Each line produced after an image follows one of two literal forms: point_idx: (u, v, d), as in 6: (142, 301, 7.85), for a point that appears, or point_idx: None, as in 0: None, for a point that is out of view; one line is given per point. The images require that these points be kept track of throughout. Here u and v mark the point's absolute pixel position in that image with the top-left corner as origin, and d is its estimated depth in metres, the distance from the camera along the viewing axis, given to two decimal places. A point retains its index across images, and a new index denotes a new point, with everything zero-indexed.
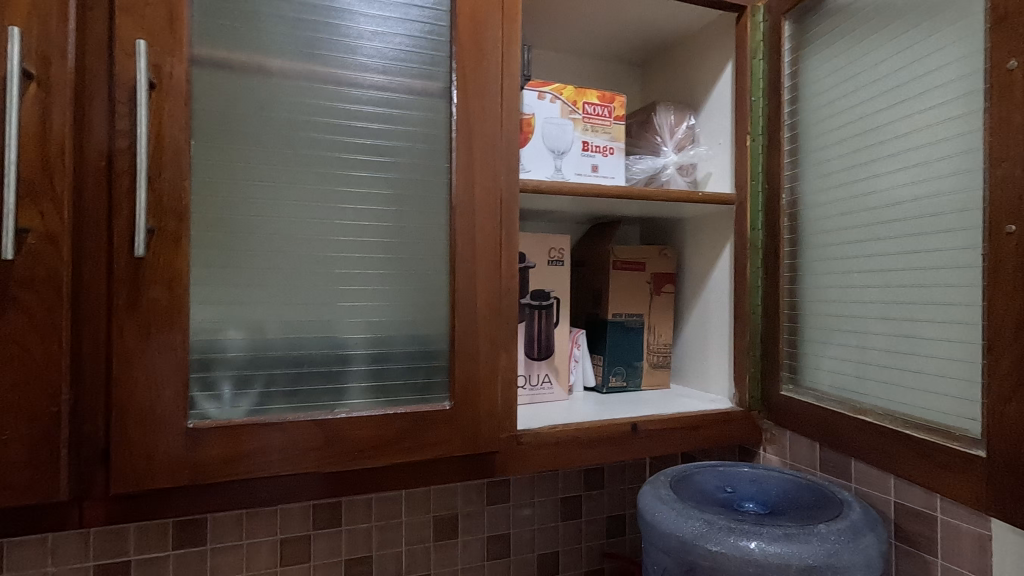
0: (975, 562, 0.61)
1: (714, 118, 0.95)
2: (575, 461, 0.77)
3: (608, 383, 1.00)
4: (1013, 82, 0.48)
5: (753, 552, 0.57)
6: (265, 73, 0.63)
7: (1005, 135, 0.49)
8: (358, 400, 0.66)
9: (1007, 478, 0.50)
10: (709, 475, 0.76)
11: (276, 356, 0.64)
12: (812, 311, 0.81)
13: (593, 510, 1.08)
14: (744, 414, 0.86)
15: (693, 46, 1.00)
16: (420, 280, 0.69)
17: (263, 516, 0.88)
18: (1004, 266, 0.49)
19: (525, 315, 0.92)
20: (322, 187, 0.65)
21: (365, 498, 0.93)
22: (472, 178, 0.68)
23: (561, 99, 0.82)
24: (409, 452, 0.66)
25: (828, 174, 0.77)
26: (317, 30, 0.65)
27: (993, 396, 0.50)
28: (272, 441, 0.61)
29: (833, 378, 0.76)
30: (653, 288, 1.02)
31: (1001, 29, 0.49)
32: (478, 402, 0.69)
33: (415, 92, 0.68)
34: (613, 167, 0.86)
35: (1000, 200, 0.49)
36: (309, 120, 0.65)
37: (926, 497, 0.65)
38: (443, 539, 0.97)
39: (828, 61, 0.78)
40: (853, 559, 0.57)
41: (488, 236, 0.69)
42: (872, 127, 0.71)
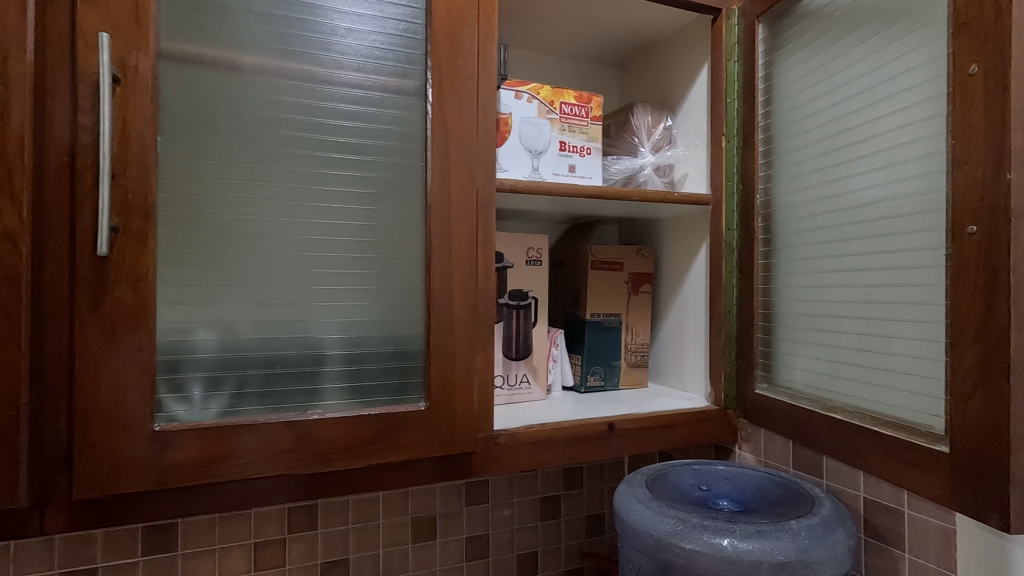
0: (940, 555, 0.62)
1: (690, 119, 0.96)
2: (552, 460, 0.77)
3: (586, 383, 1.00)
4: (974, 86, 0.49)
5: (726, 550, 0.58)
6: (236, 69, 0.62)
7: (967, 138, 0.50)
8: (333, 402, 0.65)
9: (969, 473, 0.51)
10: (685, 474, 0.77)
11: (247, 357, 0.63)
12: (785, 310, 0.82)
13: (572, 510, 1.08)
14: (720, 413, 0.87)
15: (670, 47, 1.01)
16: (396, 280, 0.68)
17: (237, 520, 0.87)
18: (966, 266, 0.50)
19: (503, 316, 0.91)
20: (296, 186, 0.65)
21: (343, 500, 0.92)
22: (448, 177, 0.68)
23: (538, 98, 0.82)
24: (383, 454, 0.65)
25: (800, 176, 0.79)
26: (290, 25, 0.64)
27: (956, 393, 0.51)
28: (242, 444, 0.60)
29: (806, 376, 0.77)
30: (630, 287, 1.03)
31: (963, 34, 0.50)
32: (454, 403, 0.68)
33: (390, 90, 0.68)
34: (591, 168, 0.86)
35: (963, 202, 0.50)
36: (282, 117, 0.64)
37: (894, 493, 0.67)
38: (421, 541, 0.97)
39: (800, 64, 0.79)
40: (822, 554, 0.58)
41: (464, 236, 0.69)
42: (842, 129, 0.72)
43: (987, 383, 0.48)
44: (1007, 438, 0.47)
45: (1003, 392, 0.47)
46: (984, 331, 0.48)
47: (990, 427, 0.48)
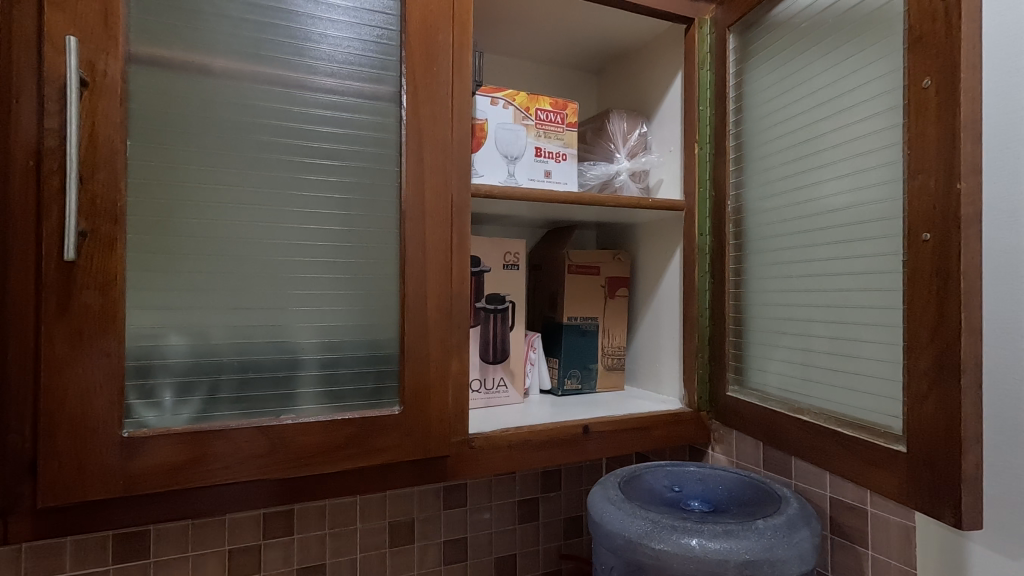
0: (901, 552, 0.64)
1: (665, 126, 0.97)
2: (527, 463, 0.77)
3: (563, 386, 1.01)
4: (928, 99, 0.51)
5: (694, 549, 0.59)
6: (207, 73, 0.62)
7: (922, 148, 0.51)
8: (307, 406, 0.65)
9: (924, 472, 0.52)
10: (658, 475, 0.78)
11: (220, 362, 0.62)
12: (755, 313, 0.84)
13: (550, 512, 1.09)
14: (693, 414, 0.89)
15: (646, 55, 1.03)
16: (371, 284, 0.68)
17: (211, 527, 0.86)
18: (921, 272, 0.52)
19: (480, 319, 0.92)
20: (270, 191, 0.64)
21: (319, 504, 0.91)
22: (422, 182, 0.68)
23: (514, 104, 0.83)
24: (357, 458, 0.65)
25: (769, 183, 0.81)
26: (262, 29, 0.64)
27: (912, 395, 0.53)
28: (213, 449, 0.59)
29: (776, 379, 0.79)
30: (607, 291, 1.04)
31: (917, 49, 0.52)
32: (429, 407, 0.69)
33: (364, 96, 0.68)
34: (566, 173, 0.87)
35: (917, 210, 0.52)
36: (255, 121, 0.64)
37: (858, 491, 0.69)
38: (399, 545, 0.97)
39: (769, 73, 0.81)
40: (787, 553, 0.59)
41: (439, 241, 0.69)
42: (808, 138, 0.74)
43: (940, 385, 0.50)
44: (959, 438, 0.49)
45: (954, 393, 0.49)
46: (937, 334, 0.50)
47: (943, 427, 0.50)
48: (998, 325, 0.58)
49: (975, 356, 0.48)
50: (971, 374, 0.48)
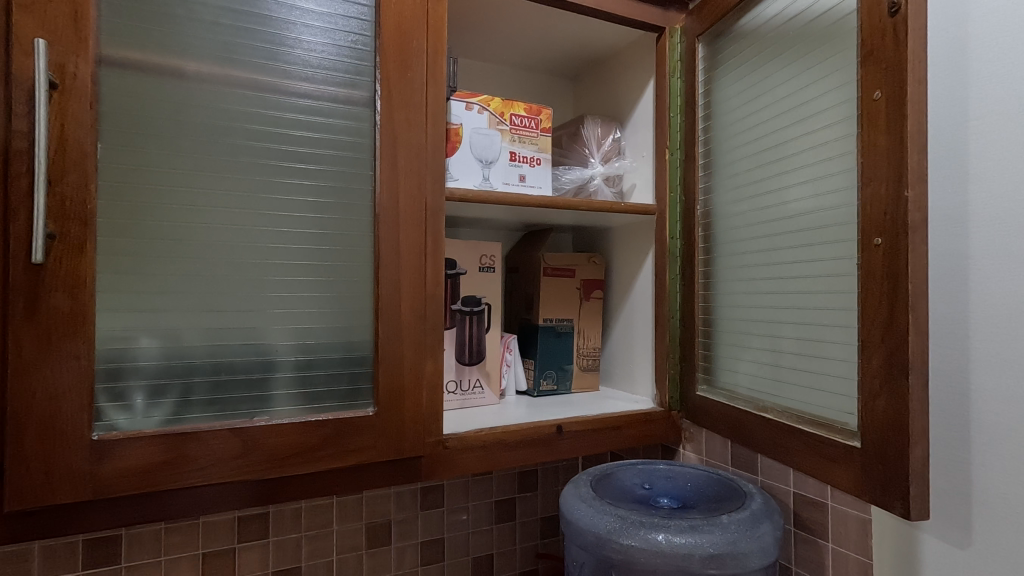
0: (859, 543, 0.68)
1: (638, 132, 1.00)
2: (502, 463, 0.78)
3: (539, 387, 1.02)
4: (879, 110, 0.53)
5: (661, 544, 0.61)
6: (180, 76, 0.62)
7: (873, 157, 0.54)
8: (281, 408, 0.66)
9: (877, 467, 0.55)
10: (629, 473, 0.80)
11: (193, 364, 0.62)
12: (723, 314, 0.86)
13: (527, 512, 1.10)
14: (665, 414, 0.91)
15: (619, 62, 1.05)
16: (346, 287, 0.69)
17: (184, 531, 0.85)
18: (873, 275, 0.54)
19: (456, 322, 0.93)
20: (244, 194, 0.65)
21: (295, 507, 0.91)
22: (396, 186, 0.69)
23: (489, 109, 0.84)
24: (331, 459, 0.66)
25: (736, 188, 0.83)
26: (236, 33, 0.64)
27: (866, 393, 0.55)
28: (185, 451, 0.59)
29: (742, 378, 0.82)
30: (582, 293, 1.06)
31: (869, 62, 0.55)
32: (403, 407, 0.70)
33: (339, 101, 0.68)
34: (540, 177, 0.89)
35: (869, 216, 0.55)
36: (229, 125, 0.64)
37: (819, 487, 0.72)
38: (376, 547, 0.97)
39: (736, 82, 0.84)
40: (750, 546, 0.61)
41: (414, 244, 0.70)
42: (771, 145, 0.77)
43: (890, 383, 0.52)
44: (907, 433, 0.51)
45: (903, 391, 0.51)
46: (888, 334, 0.53)
47: (892, 423, 0.52)
48: (945, 326, 0.62)
49: (922, 355, 0.51)
50: (919, 372, 0.51)
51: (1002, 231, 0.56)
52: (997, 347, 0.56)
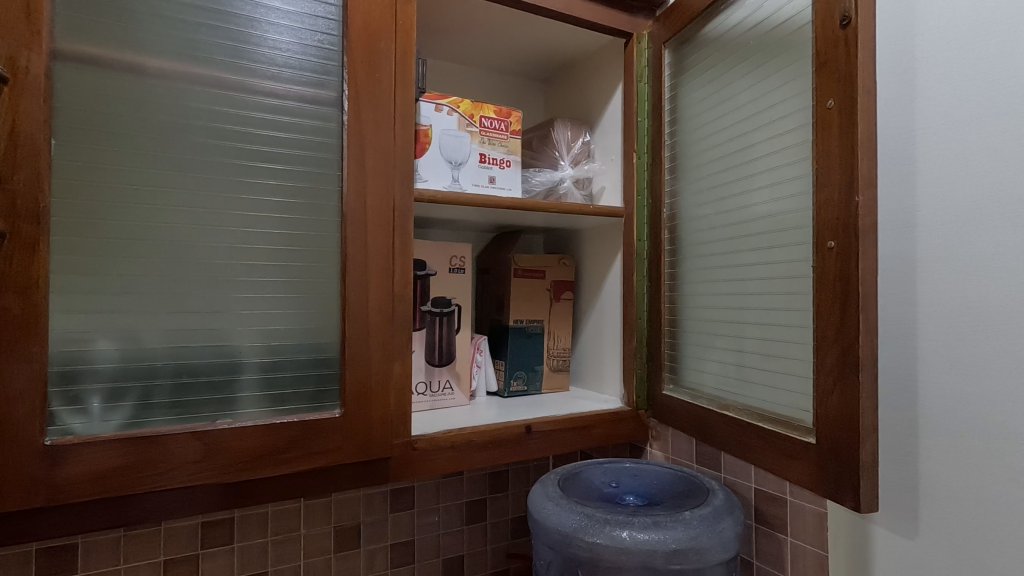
0: (815, 536, 0.70)
1: (607, 135, 1.01)
2: (470, 463, 0.79)
3: (509, 388, 1.03)
4: (832, 118, 0.56)
5: (625, 541, 0.62)
6: (140, 72, 0.61)
7: (827, 163, 0.56)
8: (246, 410, 0.64)
9: (830, 462, 0.57)
10: (597, 471, 0.81)
11: (153, 366, 0.61)
12: (688, 315, 0.88)
13: (498, 513, 1.10)
14: (632, 413, 0.93)
15: (589, 67, 1.07)
16: (313, 288, 0.68)
17: (145, 538, 0.83)
18: (827, 277, 0.56)
19: (426, 323, 0.93)
20: (207, 193, 0.64)
21: (262, 511, 0.90)
22: (364, 187, 0.69)
23: (458, 111, 0.85)
24: (296, 462, 0.65)
25: (700, 192, 0.85)
26: (200, 30, 0.63)
27: (820, 390, 0.57)
28: (145, 455, 0.58)
29: (706, 378, 0.84)
30: (553, 294, 1.07)
31: (822, 72, 0.57)
32: (371, 409, 0.69)
33: (306, 101, 0.68)
34: (510, 179, 0.89)
35: (823, 220, 0.57)
36: (192, 123, 0.63)
37: (779, 482, 0.74)
38: (345, 550, 0.96)
39: (700, 89, 0.86)
40: (711, 541, 0.63)
41: (382, 244, 0.70)
42: (733, 151, 0.79)
43: (842, 381, 0.54)
44: (858, 429, 0.53)
45: (854, 388, 0.53)
46: (840, 334, 0.55)
47: (845, 419, 0.54)
48: (894, 326, 0.64)
49: (871, 354, 0.53)
50: (868, 371, 0.53)
51: (947, 236, 0.59)
52: (941, 346, 0.59)
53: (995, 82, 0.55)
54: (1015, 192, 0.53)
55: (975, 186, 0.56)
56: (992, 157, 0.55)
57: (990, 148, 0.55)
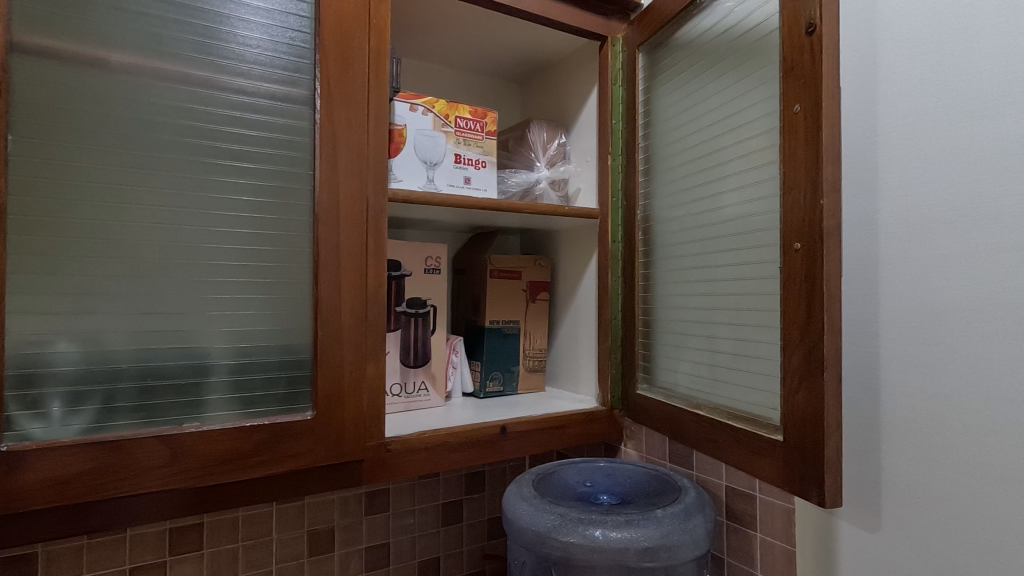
0: (783, 531, 0.72)
1: (583, 137, 1.02)
2: (445, 464, 0.78)
3: (485, 388, 1.02)
4: (798, 123, 0.57)
5: (598, 539, 0.63)
6: (103, 67, 0.59)
7: (793, 167, 0.57)
8: (215, 414, 0.63)
9: (797, 459, 0.58)
10: (572, 471, 0.81)
11: (117, 368, 0.59)
12: (661, 316, 0.89)
13: (474, 514, 1.10)
14: (607, 413, 0.94)
15: (565, 69, 1.07)
16: (284, 289, 0.67)
17: (110, 546, 0.81)
18: (793, 278, 0.58)
19: (400, 323, 0.92)
20: (175, 191, 0.62)
21: (232, 516, 0.88)
22: (337, 186, 0.68)
23: (433, 111, 0.84)
24: (266, 465, 0.64)
25: (672, 194, 0.86)
26: (166, 24, 0.62)
27: (787, 389, 0.59)
28: (107, 460, 0.56)
29: (678, 377, 0.85)
30: (529, 295, 1.07)
31: (789, 77, 0.58)
32: (344, 410, 0.69)
33: (277, 99, 0.67)
34: (486, 180, 0.89)
35: (790, 223, 0.58)
36: (158, 119, 0.61)
37: (748, 479, 0.76)
38: (318, 554, 0.95)
39: (672, 92, 0.87)
40: (682, 538, 0.64)
41: (355, 245, 0.70)
42: (704, 153, 0.80)
43: (808, 379, 0.56)
44: (822, 426, 0.54)
45: (819, 386, 0.55)
46: (806, 333, 0.56)
47: (810, 417, 0.56)
48: (857, 325, 0.66)
49: (835, 353, 0.54)
50: (832, 369, 0.54)
51: (907, 238, 0.61)
52: (901, 345, 0.61)
53: (952, 90, 0.57)
54: (971, 196, 0.55)
55: (934, 190, 0.58)
56: (950, 161, 0.57)
57: (947, 153, 0.57)
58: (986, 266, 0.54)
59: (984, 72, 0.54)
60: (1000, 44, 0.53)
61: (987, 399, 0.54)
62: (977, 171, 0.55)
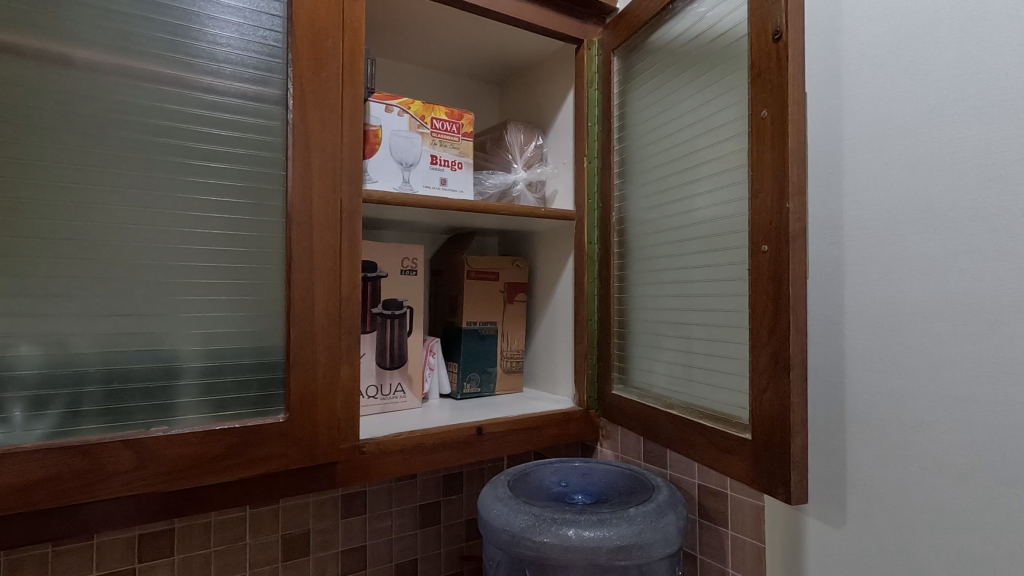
0: (753, 528, 0.74)
1: (559, 139, 1.03)
2: (420, 466, 0.78)
3: (462, 390, 1.02)
4: (765, 128, 0.58)
5: (571, 539, 0.63)
6: (68, 64, 0.58)
7: (761, 171, 0.59)
8: (185, 417, 0.62)
9: (764, 457, 0.59)
10: (547, 471, 0.82)
11: (83, 371, 0.58)
12: (635, 317, 0.90)
13: (452, 515, 1.10)
14: (583, 413, 0.94)
15: (542, 71, 1.08)
16: (255, 291, 0.67)
17: (76, 553, 0.79)
18: (760, 280, 0.59)
19: (376, 325, 0.92)
20: (143, 191, 0.61)
21: (204, 521, 0.87)
22: (310, 187, 0.68)
23: (409, 112, 0.84)
24: (237, 469, 0.63)
25: (646, 196, 0.87)
26: (132, 21, 0.60)
27: (754, 388, 0.60)
28: (70, 466, 0.55)
29: (652, 378, 0.86)
30: (506, 296, 1.08)
31: (757, 83, 0.59)
32: (317, 412, 0.68)
33: (248, 98, 0.66)
34: (462, 181, 0.89)
35: (758, 225, 0.59)
36: (125, 118, 0.60)
37: (720, 477, 0.77)
38: (293, 558, 0.94)
39: (646, 96, 0.88)
40: (653, 537, 0.65)
41: (328, 246, 0.69)
42: (677, 157, 0.81)
43: (775, 379, 0.57)
44: (788, 424, 0.56)
45: (785, 385, 0.56)
46: (773, 333, 0.57)
47: (777, 415, 0.57)
48: (823, 325, 0.68)
49: (801, 353, 0.55)
50: (798, 370, 0.55)
51: (869, 241, 0.63)
52: (865, 345, 0.63)
53: (912, 96, 0.59)
54: (929, 201, 0.57)
55: (896, 195, 0.60)
56: (908, 167, 0.59)
57: (907, 158, 0.59)
58: (944, 268, 0.56)
59: (942, 80, 0.56)
60: (956, 54, 0.55)
61: (945, 396, 0.56)
62: (935, 178, 0.57)
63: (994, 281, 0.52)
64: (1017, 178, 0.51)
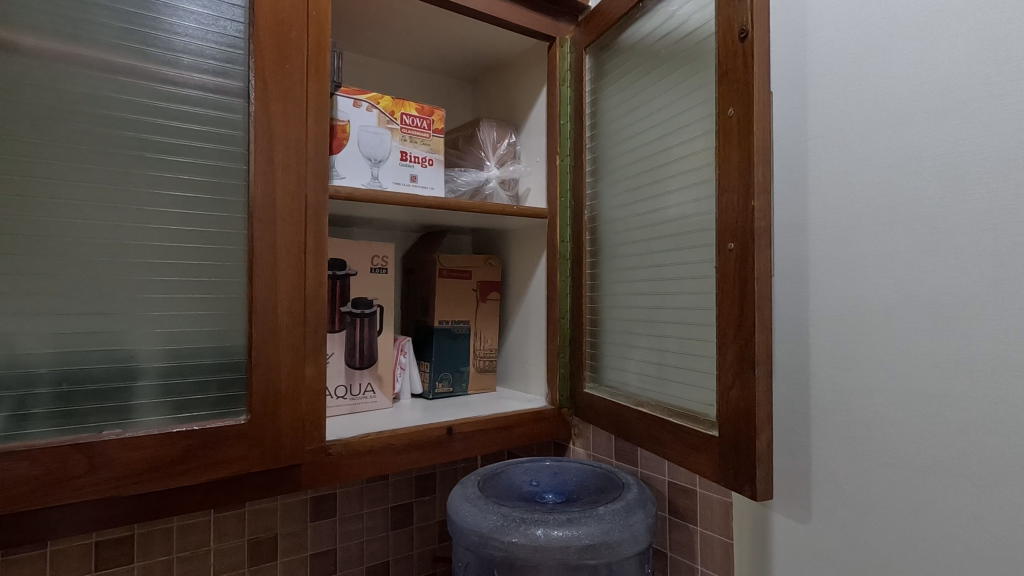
0: (721, 524, 0.74)
1: (532, 137, 1.03)
2: (389, 467, 0.77)
3: (434, 389, 1.01)
4: (731, 127, 0.58)
5: (540, 539, 0.63)
6: (13, 51, 0.55)
7: (727, 169, 0.59)
8: (143, 419, 0.60)
9: (730, 454, 0.59)
10: (519, 470, 0.81)
11: (32, 373, 0.56)
12: (607, 315, 0.90)
13: (424, 516, 1.08)
14: (555, 412, 0.94)
15: (515, 68, 1.07)
16: (217, 288, 0.65)
17: (27, 563, 0.76)
18: (726, 278, 0.59)
19: (345, 324, 0.90)
20: (97, 184, 0.59)
21: (166, 526, 0.84)
22: (272, 182, 0.66)
23: (378, 108, 0.83)
24: (196, 473, 0.61)
25: (617, 195, 0.88)
26: (84, 8, 0.58)
27: (721, 385, 0.60)
28: (17, 472, 0.53)
29: (623, 376, 0.86)
30: (479, 295, 1.07)
31: (723, 82, 0.59)
32: (280, 413, 0.67)
33: (208, 90, 0.64)
34: (433, 178, 0.88)
35: (724, 224, 0.59)
36: (77, 109, 0.58)
37: (689, 475, 0.78)
38: (260, 564, 0.91)
39: (617, 94, 0.88)
40: (622, 535, 0.65)
41: (292, 242, 0.67)
42: (647, 155, 0.81)
43: (741, 376, 0.57)
44: (755, 421, 0.56)
45: (750, 383, 0.56)
46: (739, 331, 0.57)
47: (743, 411, 0.57)
48: (788, 323, 0.69)
49: (766, 351, 0.56)
50: (764, 367, 0.56)
51: (833, 239, 0.64)
52: (829, 342, 0.64)
53: (874, 98, 0.60)
54: (890, 201, 0.58)
55: (858, 194, 0.61)
56: (870, 167, 0.60)
57: (869, 159, 0.60)
58: (904, 266, 0.57)
59: (901, 82, 0.57)
60: (915, 57, 0.56)
61: (905, 392, 0.57)
62: (895, 179, 0.58)
63: (952, 279, 0.53)
64: (973, 178, 0.52)
